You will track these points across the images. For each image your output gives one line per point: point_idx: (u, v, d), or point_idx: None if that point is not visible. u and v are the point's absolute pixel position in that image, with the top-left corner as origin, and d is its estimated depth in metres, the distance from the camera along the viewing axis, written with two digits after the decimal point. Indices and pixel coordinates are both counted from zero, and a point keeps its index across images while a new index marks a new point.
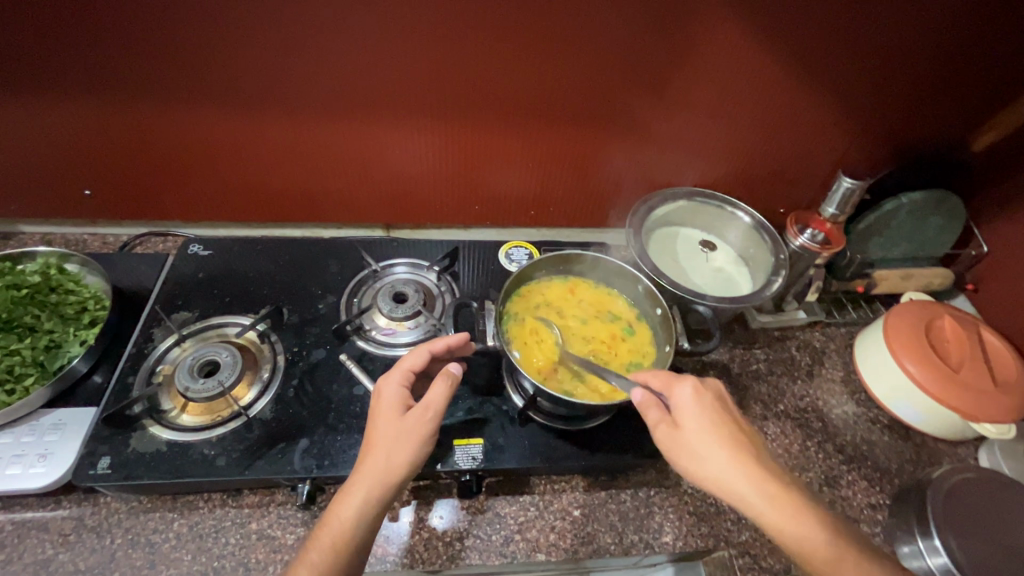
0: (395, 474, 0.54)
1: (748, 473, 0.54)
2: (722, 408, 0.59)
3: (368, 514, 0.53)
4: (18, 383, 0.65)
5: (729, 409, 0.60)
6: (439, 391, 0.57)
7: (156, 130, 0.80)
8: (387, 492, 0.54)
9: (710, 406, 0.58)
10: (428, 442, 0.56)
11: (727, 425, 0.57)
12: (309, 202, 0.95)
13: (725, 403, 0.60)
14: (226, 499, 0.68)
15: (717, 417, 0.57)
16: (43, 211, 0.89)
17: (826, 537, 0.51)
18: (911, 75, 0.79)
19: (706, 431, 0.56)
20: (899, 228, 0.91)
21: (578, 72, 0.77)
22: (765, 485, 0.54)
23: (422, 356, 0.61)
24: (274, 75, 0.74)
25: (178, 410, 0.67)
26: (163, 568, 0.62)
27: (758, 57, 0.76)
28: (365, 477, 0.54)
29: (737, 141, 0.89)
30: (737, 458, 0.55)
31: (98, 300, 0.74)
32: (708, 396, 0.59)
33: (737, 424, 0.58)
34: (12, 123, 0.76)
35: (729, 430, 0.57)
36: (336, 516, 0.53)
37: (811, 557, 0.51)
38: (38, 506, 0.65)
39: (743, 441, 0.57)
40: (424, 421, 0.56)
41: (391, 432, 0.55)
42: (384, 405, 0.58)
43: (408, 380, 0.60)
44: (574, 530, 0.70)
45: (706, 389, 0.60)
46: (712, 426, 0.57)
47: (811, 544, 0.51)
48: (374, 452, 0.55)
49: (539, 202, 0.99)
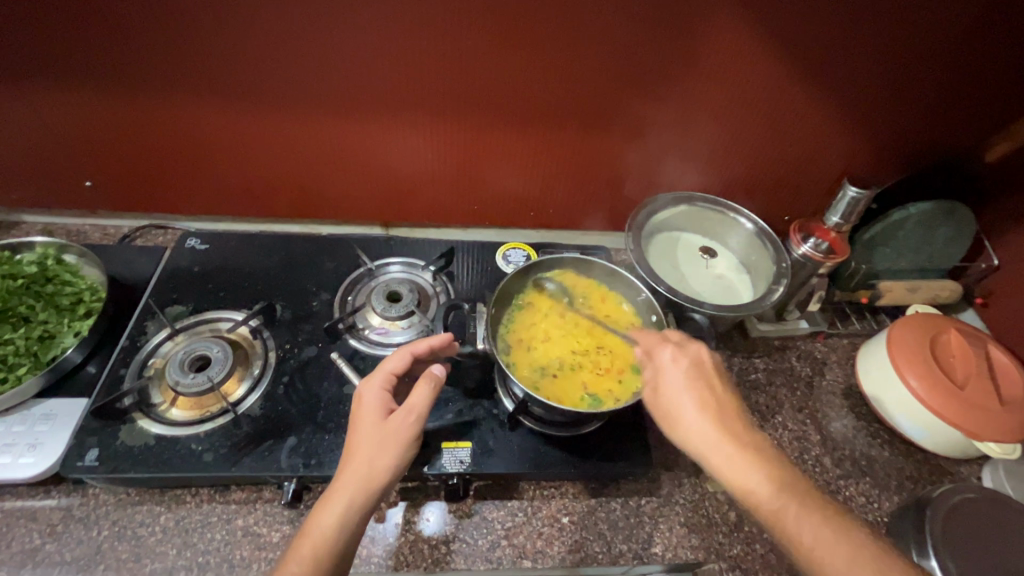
0: (377, 478, 0.53)
1: (713, 430, 0.55)
2: (704, 370, 0.59)
3: (350, 521, 0.51)
4: (11, 372, 0.66)
5: (714, 372, 0.60)
6: (423, 392, 0.58)
7: (156, 123, 0.80)
8: (370, 498, 0.52)
9: (683, 371, 0.59)
10: (411, 445, 0.55)
11: (704, 386, 0.58)
12: (307, 198, 0.94)
13: (712, 366, 0.60)
14: (214, 495, 0.67)
15: (690, 380, 0.58)
16: (44, 201, 0.90)
17: (792, 503, 0.50)
18: (922, 83, 0.77)
19: (677, 390, 0.58)
20: (906, 239, 0.89)
21: (579, 74, 0.76)
22: (722, 444, 0.54)
23: (404, 359, 0.62)
24: (273, 71, 0.74)
25: (167, 403, 0.68)
26: (147, 562, 0.62)
27: (763, 61, 0.75)
28: (347, 483, 0.52)
29: (742, 147, 0.88)
30: (706, 416, 0.56)
31: (94, 291, 0.74)
32: (685, 360, 0.60)
33: (719, 387, 0.58)
34: (15, 113, 0.77)
35: (701, 393, 0.57)
36: (315, 526, 0.51)
37: (772, 519, 0.50)
38: (28, 495, 0.65)
39: (718, 402, 0.57)
40: (407, 424, 0.56)
41: (373, 436, 0.55)
42: (365, 409, 0.57)
43: (390, 384, 0.60)
44: (562, 538, 0.69)
45: (688, 352, 0.61)
46: (685, 386, 0.58)
47: (769, 506, 0.50)
48: (355, 457, 0.54)
49: (539, 204, 0.98)
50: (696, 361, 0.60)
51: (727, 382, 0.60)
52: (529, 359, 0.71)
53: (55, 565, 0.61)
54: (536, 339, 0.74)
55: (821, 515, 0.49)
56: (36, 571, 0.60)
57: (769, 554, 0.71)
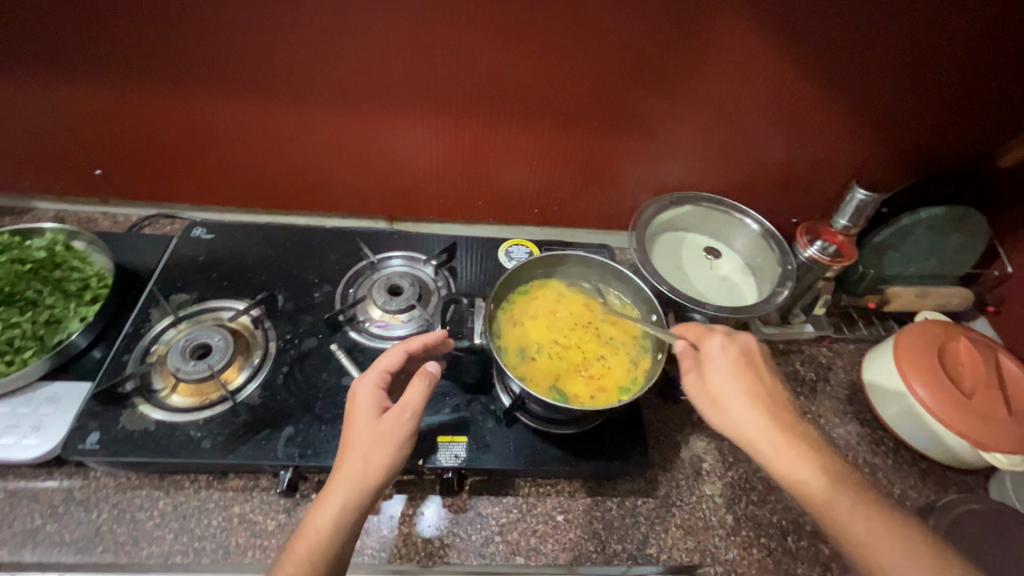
0: (372, 476, 0.53)
1: (763, 421, 0.55)
2: (751, 361, 0.60)
3: (345, 520, 0.52)
4: (17, 355, 0.67)
5: (760, 363, 0.60)
6: (417, 390, 0.57)
7: (164, 113, 0.81)
8: (365, 497, 0.53)
9: (735, 360, 0.59)
10: (404, 444, 0.55)
11: (751, 376, 0.58)
12: (313, 191, 0.95)
13: (757, 356, 0.61)
14: (212, 481, 0.68)
15: (742, 369, 0.58)
16: (56, 188, 0.91)
17: (842, 494, 0.51)
18: (936, 85, 0.75)
19: (727, 380, 0.58)
20: (916, 244, 0.88)
21: (586, 70, 0.76)
22: (775, 433, 0.54)
23: (397, 356, 0.62)
24: (280, 62, 0.74)
25: (168, 390, 0.68)
26: (145, 545, 0.63)
27: (773, 60, 0.74)
28: (342, 481, 0.53)
29: (750, 148, 0.87)
30: (756, 407, 0.56)
31: (101, 278, 0.75)
32: (736, 349, 0.60)
33: (766, 378, 0.59)
34: (29, 101, 0.78)
35: (752, 382, 0.58)
36: (312, 526, 0.51)
37: (822, 510, 0.51)
38: (31, 476, 0.66)
39: (767, 393, 0.57)
40: (401, 422, 0.56)
41: (367, 434, 0.55)
42: (360, 407, 0.57)
43: (384, 381, 0.60)
44: (556, 536, 0.69)
45: (735, 343, 0.61)
46: (733, 377, 0.58)
47: (822, 497, 0.51)
48: (350, 455, 0.54)
49: (544, 201, 0.98)
50: (742, 351, 0.60)
51: (773, 372, 0.60)
52: (523, 336, 0.73)
53: (55, 546, 0.62)
54: (539, 319, 0.75)
55: (870, 507, 0.50)
56: (37, 550, 0.61)
57: (766, 559, 0.70)
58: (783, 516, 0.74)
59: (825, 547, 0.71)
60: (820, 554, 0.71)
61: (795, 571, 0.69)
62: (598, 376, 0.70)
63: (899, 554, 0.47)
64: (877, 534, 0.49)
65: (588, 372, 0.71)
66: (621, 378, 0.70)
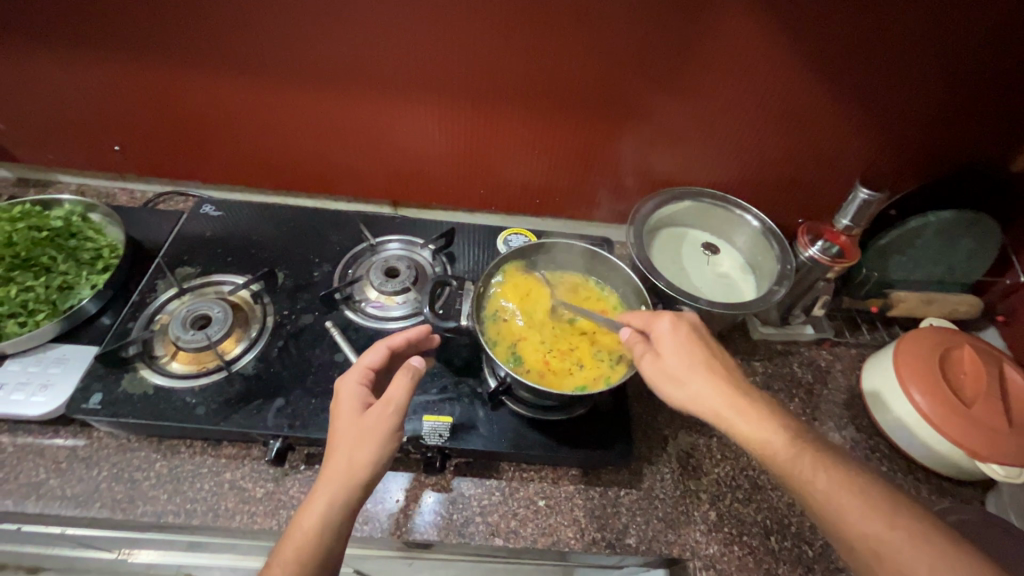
0: (359, 473, 0.54)
1: (721, 393, 0.57)
2: (699, 338, 0.62)
3: (332, 518, 0.53)
4: (30, 317, 0.70)
5: (708, 339, 0.63)
6: (401, 384, 0.58)
7: (177, 93, 0.84)
8: (353, 495, 0.54)
9: (686, 337, 0.61)
10: (390, 438, 0.56)
11: (703, 352, 0.61)
12: (319, 174, 0.97)
13: (704, 334, 0.63)
14: (207, 448, 0.71)
15: (694, 345, 0.61)
16: (78, 163, 0.96)
17: (801, 450, 0.53)
18: (947, 85, 0.73)
19: (684, 357, 0.60)
20: (923, 248, 0.86)
21: (587, 62, 0.76)
22: (734, 399, 0.57)
23: (379, 353, 0.63)
24: (286, 47, 0.76)
25: (169, 356, 0.72)
26: (139, 503, 0.65)
27: (778, 56, 0.73)
28: (330, 480, 0.54)
29: (753, 146, 0.86)
30: (714, 378, 0.58)
31: (113, 249, 0.79)
32: (685, 326, 0.63)
33: (716, 353, 0.61)
34: (52, 77, 0.82)
35: (705, 357, 0.60)
36: (300, 526, 0.52)
37: (786, 466, 0.53)
38: (39, 432, 0.70)
39: (720, 366, 0.60)
40: (386, 416, 0.57)
41: (352, 432, 0.56)
42: (344, 404, 0.59)
43: (367, 378, 0.61)
44: (536, 520, 0.70)
45: (683, 322, 0.63)
46: (687, 354, 0.60)
47: (785, 455, 0.53)
48: (336, 455, 0.55)
49: (545, 193, 0.98)
50: (691, 329, 0.63)
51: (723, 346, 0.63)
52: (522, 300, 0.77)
53: (56, 499, 0.64)
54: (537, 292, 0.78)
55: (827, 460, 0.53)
56: (39, 502, 0.64)
57: (747, 557, 0.69)
58: (767, 516, 0.73)
59: (810, 549, 0.71)
60: (804, 555, 0.70)
61: (776, 570, 0.68)
62: (557, 362, 0.71)
63: (863, 505, 0.49)
64: (837, 484, 0.51)
65: (552, 355, 0.72)
66: (576, 374, 0.70)
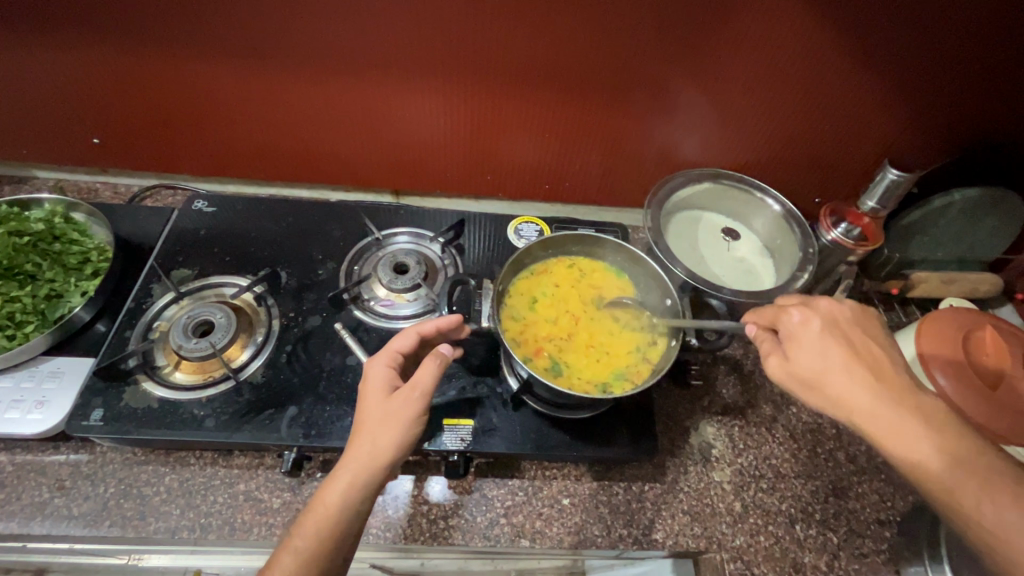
0: (381, 457, 0.53)
1: (866, 391, 0.50)
2: (844, 328, 0.54)
3: (354, 498, 0.51)
4: (18, 329, 0.66)
5: (853, 328, 0.55)
6: (429, 370, 0.56)
7: (159, 82, 0.78)
8: (375, 477, 0.52)
9: (824, 336, 0.54)
10: (413, 424, 0.54)
11: (845, 342, 0.53)
12: (316, 164, 0.92)
13: (843, 325, 0.55)
14: (217, 458, 0.68)
15: (837, 348, 0.52)
16: (54, 158, 0.90)
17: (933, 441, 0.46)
18: (978, 65, 0.70)
19: (821, 364, 0.52)
20: (946, 229, 0.86)
21: (601, 45, 0.72)
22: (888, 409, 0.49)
23: (410, 339, 0.61)
24: (279, 35, 0.71)
25: (171, 366, 0.68)
26: (151, 520, 0.62)
27: (803, 35, 0.69)
28: (352, 461, 0.52)
29: (772, 127, 0.82)
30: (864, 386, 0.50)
31: (102, 252, 0.74)
32: (817, 319, 0.55)
33: (860, 345, 0.53)
34: (21, 68, 0.75)
35: (857, 360, 0.52)
36: (322, 503, 0.51)
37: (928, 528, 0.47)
38: (38, 449, 0.66)
39: (869, 366, 0.51)
40: (411, 401, 0.55)
41: (377, 414, 0.54)
42: (371, 387, 0.57)
43: (396, 362, 0.60)
44: (562, 519, 0.68)
45: (814, 314, 0.56)
46: (830, 355, 0.52)
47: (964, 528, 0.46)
48: (360, 436, 0.53)
49: (554, 176, 0.94)
50: (831, 322, 0.55)
51: (869, 333, 0.55)
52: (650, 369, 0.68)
53: (63, 519, 0.61)
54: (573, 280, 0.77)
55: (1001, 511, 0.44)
56: (45, 523, 0.61)
57: (774, 547, 0.69)
58: (792, 505, 0.72)
59: (835, 536, 0.70)
60: (829, 543, 0.70)
61: (802, 558, 0.68)
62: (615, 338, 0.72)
63: None
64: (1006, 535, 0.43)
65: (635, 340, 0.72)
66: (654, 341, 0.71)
